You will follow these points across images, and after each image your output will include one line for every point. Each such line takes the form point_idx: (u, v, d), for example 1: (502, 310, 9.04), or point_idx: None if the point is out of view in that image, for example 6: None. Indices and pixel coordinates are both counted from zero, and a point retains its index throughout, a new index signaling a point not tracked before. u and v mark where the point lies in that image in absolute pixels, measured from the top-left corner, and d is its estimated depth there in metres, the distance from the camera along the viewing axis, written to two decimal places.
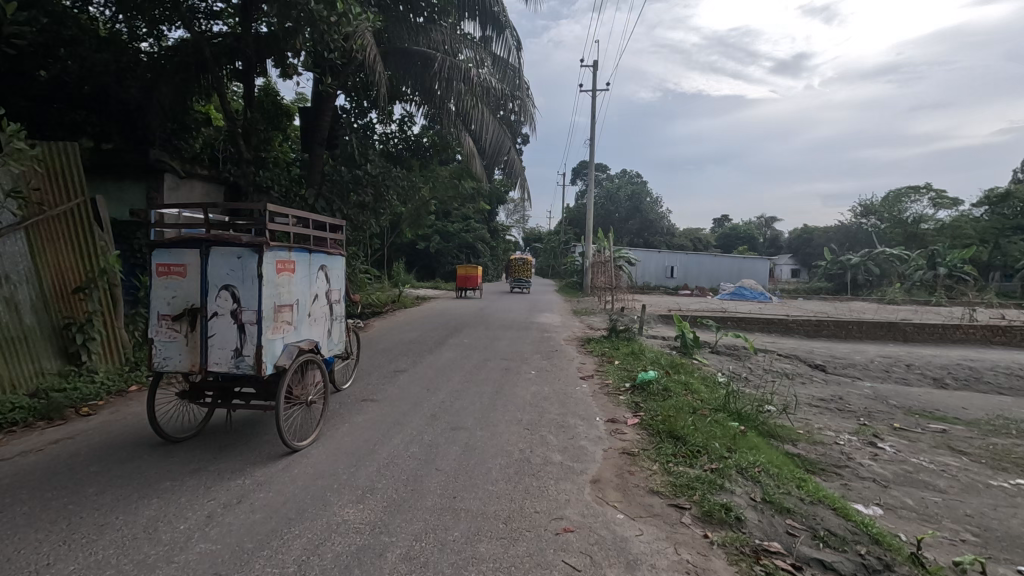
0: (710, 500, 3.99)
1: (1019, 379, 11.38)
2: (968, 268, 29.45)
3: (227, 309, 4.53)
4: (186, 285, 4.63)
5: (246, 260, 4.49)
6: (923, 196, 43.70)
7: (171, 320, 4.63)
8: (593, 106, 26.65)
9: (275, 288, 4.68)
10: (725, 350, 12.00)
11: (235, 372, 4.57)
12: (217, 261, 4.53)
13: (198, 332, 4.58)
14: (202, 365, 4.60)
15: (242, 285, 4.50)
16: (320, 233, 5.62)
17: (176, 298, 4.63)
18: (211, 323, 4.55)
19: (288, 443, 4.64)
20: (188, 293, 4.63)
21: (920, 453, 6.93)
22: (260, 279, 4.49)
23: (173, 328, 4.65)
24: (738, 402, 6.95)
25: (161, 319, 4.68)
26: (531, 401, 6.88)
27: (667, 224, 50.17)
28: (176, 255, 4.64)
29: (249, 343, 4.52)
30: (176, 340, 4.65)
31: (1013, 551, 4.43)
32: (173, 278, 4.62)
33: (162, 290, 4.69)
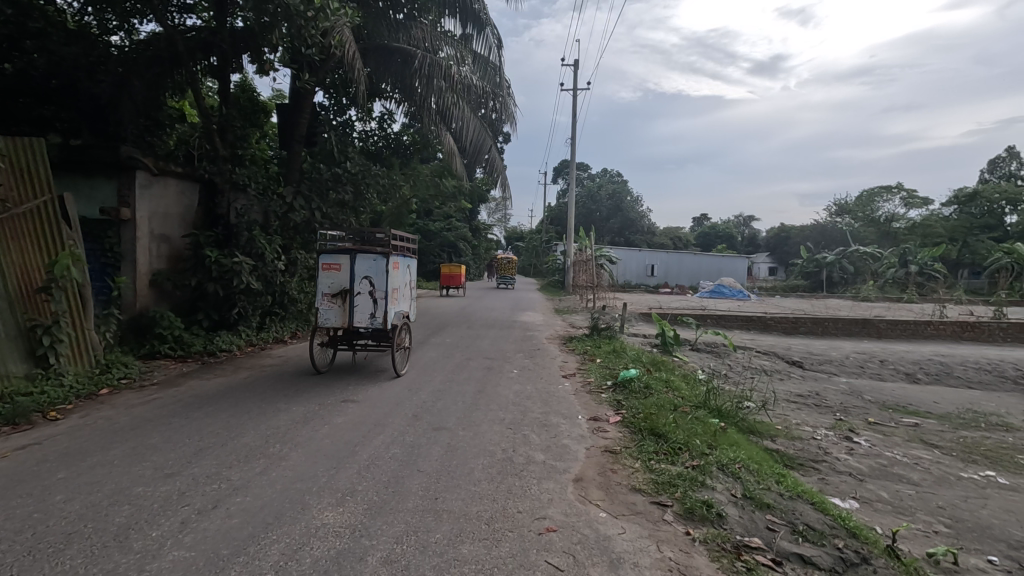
0: (692, 496, 4.01)
1: (988, 374, 11.70)
2: (938, 266, 30.22)
3: (367, 290, 7.43)
4: (340, 276, 7.44)
5: (380, 261, 7.42)
6: (895, 195, 44.75)
7: (330, 296, 7.43)
8: (574, 105, 26.72)
9: (393, 278, 7.63)
10: (706, 348, 12.11)
11: (370, 328, 7.49)
12: (362, 262, 7.42)
13: (348, 303, 7.41)
14: (349, 324, 7.45)
15: (377, 276, 7.41)
16: (406, 243, 8.49)
17: (332, 282, 7.43)
18: (357, 299, 7.43)
19: (397, 369, 7.70)
20: (340, 280, 7.42)
21: (894, 446, 7.07)
22: (389, 273, 7.42)
23: (331, 301, 7.45)
24: (719, 399, 7.02)
25: (322, 296, 7.46)
26: (514, 400, 6.85)
27: (648, 223, 50.59)
28: (333, 257, 7.47)
29: (380, 310, 7.47)
30: (331, 309, 7.45)
31: (983, 542, 4.54)
32: (332, 271, 7.43)
33: (323, 279, 7.48)
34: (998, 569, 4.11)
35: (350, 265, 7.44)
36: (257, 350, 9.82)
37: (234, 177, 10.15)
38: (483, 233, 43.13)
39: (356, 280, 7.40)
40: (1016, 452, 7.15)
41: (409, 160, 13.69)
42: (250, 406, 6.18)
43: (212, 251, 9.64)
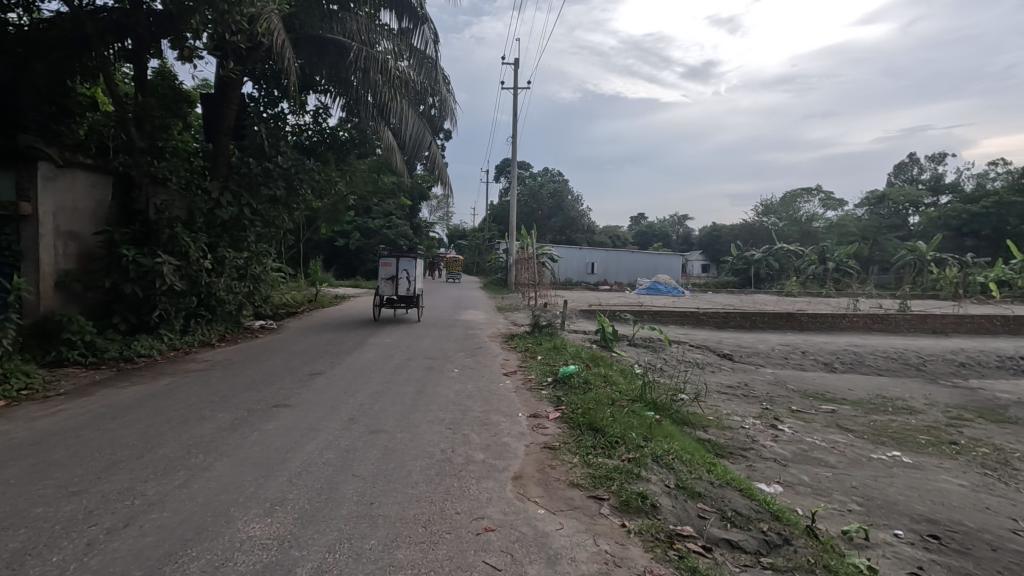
0: (628, 489, 4.10)
1: (895, 362, 12.68)
2: (852, 263, 32.49)
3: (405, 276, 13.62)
4: (391, 268, 13.60)
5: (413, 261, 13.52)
6: (814, 197, 47.83)
7: (385, 279, 13.62)
8: (515, 104, 26.88)
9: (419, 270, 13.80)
10: (643, 343, 12.46)
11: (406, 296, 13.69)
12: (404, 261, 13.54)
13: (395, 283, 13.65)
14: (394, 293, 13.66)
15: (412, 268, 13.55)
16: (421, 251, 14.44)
17: (386, 272, 13.62)
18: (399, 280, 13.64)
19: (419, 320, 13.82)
20: (391, 271, 13.64)
21: (814, 432, 7.53)
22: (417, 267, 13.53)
23: (386, 281, 13.69)
24: (654, 392, 7.25)
25: (382, 279, 13.67)
26: (454, 399, 6.80)
27: (588, 222, 51.57)
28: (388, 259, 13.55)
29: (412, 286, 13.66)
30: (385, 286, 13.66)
31: (890, 517, 4.91)
32: (387, 266, 13.58)
33: (382, 269, 13.64)
34: (904, 542, 4.45)
35: (396, 263, 13.62)
36: (181, 354, 9.22)
37: (153, 171, 9.43)
38: (425, 231, 42.60)
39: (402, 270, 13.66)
40: (918, 433, 7.79)
41: (346, 156, 13.19)
42: (171, 414, 5.79)
43: (129, 249, 8.92)
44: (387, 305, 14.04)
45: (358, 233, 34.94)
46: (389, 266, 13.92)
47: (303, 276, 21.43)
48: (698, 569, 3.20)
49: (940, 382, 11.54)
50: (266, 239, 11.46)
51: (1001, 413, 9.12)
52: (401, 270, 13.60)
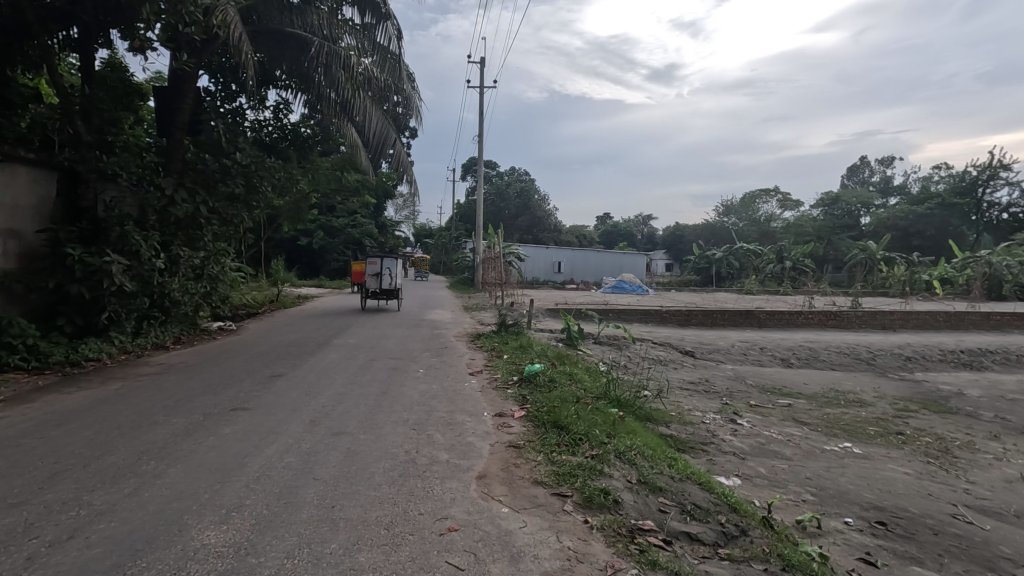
0: (591, 485, 4.15)
1: (847, 357, 13.21)
2: (807, 262, 33.67)
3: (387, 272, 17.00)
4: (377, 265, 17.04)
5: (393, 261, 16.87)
6: (772, 197, 49.38)
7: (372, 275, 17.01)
8: (481, 103, 26.83)
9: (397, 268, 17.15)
10: (608, 341, 12.63)
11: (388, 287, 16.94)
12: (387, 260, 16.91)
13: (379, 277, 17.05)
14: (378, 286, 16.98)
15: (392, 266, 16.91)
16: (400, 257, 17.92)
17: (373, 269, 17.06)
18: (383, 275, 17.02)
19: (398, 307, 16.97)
20: (376, 268, 17.10)
21: (771, 425, 7.77)
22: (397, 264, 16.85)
23: (373, 276, 17.14)
24: (618, 389, 7.36)
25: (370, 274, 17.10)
26: (419, 399, 6.74)
27: (555, 221, 51.89)
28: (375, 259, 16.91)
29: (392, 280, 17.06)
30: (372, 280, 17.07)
31: (841, 506, 5.11)
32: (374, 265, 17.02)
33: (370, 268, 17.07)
34: (853, 529, 4.65)
35: (381, 263, 17.05)
36: (133, 358, 8.86)
37: (103, 166, 9.09)
38: (390, 230, 42.06)
39: (384, 269, 17.03)
40: (867, 424, 8.14)
41: (307, 152, 12.87)
42: (121, 420, 5.56)
43: (75, 248, 8.51)
44: (371, 297, 17.35)
45: (322, 231, 34.28)
46: (374, 265, 17.25)
47: (263, 276, 20.88)
48: (658, 562, 3.26)
49: (888, 375, 12.09)
50: (224, 237, 11.13)
51: (943, 404, 9.60)
52: (384, 268, 17.05)
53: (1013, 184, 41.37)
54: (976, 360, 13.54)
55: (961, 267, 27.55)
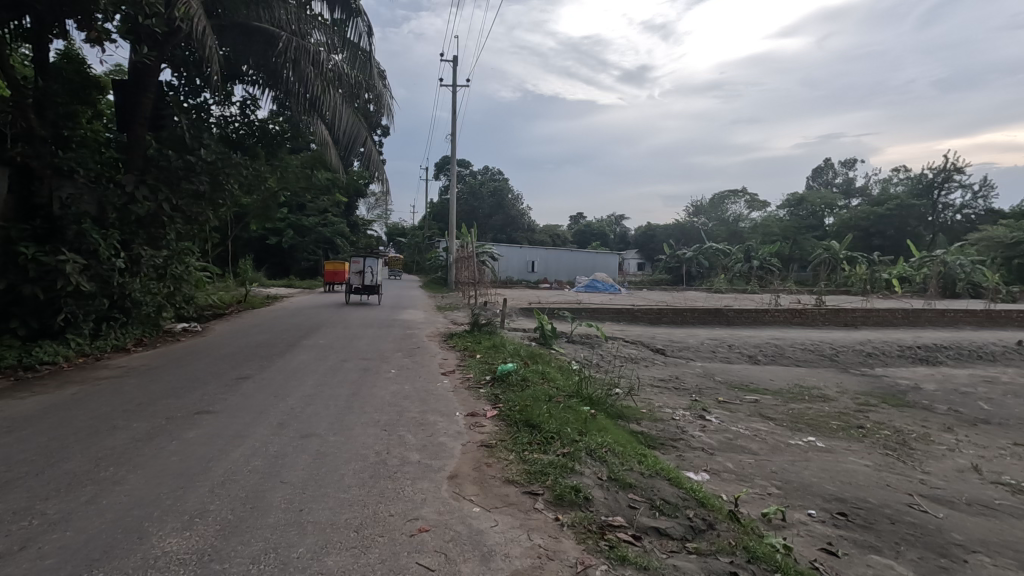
0: (562, 483, 4.18)
1: (811, 353, 13.59)
2: (774, 261, 34.49)
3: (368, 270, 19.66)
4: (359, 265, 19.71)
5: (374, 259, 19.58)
6: (740, 198, 50.49)
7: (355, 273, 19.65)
8: (454, 102, 26.71)
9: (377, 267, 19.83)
10: (581, 339, 12.74)
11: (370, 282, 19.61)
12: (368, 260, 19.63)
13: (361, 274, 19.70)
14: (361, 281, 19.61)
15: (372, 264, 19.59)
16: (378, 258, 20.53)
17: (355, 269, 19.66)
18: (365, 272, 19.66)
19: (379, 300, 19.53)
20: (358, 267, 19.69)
21: (739, 421, 7.95)
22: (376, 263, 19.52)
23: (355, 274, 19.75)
24: (590, 388, 7.43)
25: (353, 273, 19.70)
26: (391, 400, 6.68)
27: (528, 221, 52.01)
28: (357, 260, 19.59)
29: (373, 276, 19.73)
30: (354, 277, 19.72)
31: (805, 498, 5.26)
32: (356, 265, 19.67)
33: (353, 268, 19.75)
34: (816, 520, 4.79)
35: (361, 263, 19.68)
36: (91, 360, 8.55)
37: (58, 162, 8.78)
38: (362, 229, 41.55)
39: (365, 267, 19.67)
40: (830, 419, 8.39)
41: (276, 149, 12.60)
42: (79, 426, 5.36)
43: (29, 247, 8.17)
44: (355, 293, 19.87)
45: (291, 230, 33.63)
46: (356, 264, 19.85)
47: (231, 276, 20.41)
48: (627, 558, 3.30)
49: (850, 371, 12.49)
50: (188, 236, 10.83)
51: (901, 398, 9.96)
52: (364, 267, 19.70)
53: (966, 187, 43.18)
54: (932, 355, 14.09)
55: (918, 266, 28.65)
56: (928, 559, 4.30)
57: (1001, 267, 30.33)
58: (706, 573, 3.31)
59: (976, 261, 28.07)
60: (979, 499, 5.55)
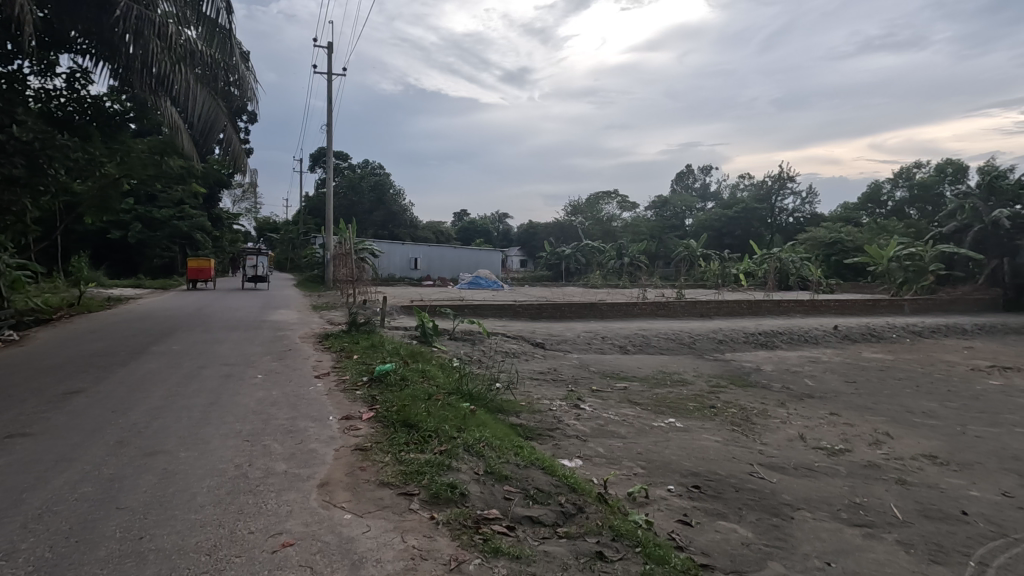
0: (438, 480, 4.15)
1: (673, 342, 14.85)
2: (642, 258, 37.22)
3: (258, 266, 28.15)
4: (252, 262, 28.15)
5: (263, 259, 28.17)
6: (613, 199, 53.87)
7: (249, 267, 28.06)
8: (330, 90, 25.36)
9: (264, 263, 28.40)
10: (462, 336, 12.77)
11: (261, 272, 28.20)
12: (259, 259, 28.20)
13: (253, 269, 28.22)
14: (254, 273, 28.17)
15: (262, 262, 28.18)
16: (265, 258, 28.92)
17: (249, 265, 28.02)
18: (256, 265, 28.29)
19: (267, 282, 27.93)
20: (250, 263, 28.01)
21: (610, 408, 8.46)
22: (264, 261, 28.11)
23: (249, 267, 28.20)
24: (470, 384, 7.51)
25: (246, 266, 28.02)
26: (255, 408, 6.17)
27: (411, 217, 51.12)
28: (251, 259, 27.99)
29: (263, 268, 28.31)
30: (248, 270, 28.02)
31: (665, 475, 5.72)
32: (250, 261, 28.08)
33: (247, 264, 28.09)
34: (675, 494, 5.23)
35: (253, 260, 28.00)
36: None
37: None
38: (226, 223, 38.07)
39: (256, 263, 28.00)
40: (688, 401, 9.23)
41: (114, 132, 11.08)
42: None
43: None
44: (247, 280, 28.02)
45: (139, 223, 29.76)
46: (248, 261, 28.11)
47: (60, 276, 17.61)
48: (500, 549, 3.36)
49: (705, 357, 13.85)
50: None
51: (745, 379, 11.24)
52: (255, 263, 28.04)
53: (796, 193, 49.85)
54: (770, 340, 16.09)
55: (759, 262, 32.53)
56: (764, 519, 4.88)
57: (822, 262, 35.46)
58: (575, 554, 3.46)
59: (804, 258, 32.54)
60: (803, 463, 6.42)
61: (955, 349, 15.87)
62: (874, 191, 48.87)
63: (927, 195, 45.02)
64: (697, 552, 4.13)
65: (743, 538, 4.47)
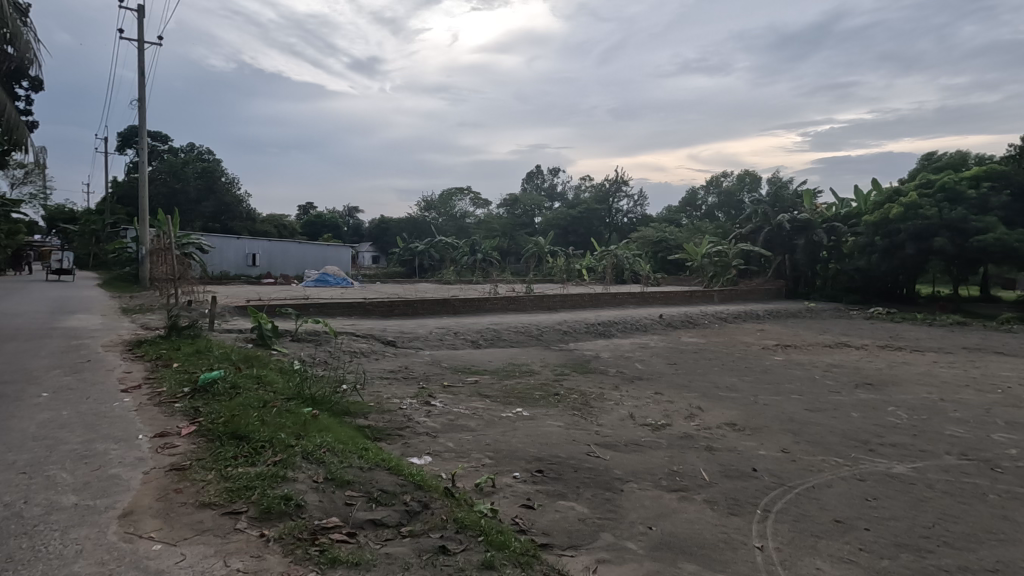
0: (270, 494, 3.83)
1: (522, 335, 15.47)
2: (494, 254, 38.25)
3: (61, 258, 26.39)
4: None
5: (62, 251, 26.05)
6: (466, 196, 54.61)
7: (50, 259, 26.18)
8: (142, 61, 22.03)
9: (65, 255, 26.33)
10: (306, 336, 11.99)
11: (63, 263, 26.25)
12: None
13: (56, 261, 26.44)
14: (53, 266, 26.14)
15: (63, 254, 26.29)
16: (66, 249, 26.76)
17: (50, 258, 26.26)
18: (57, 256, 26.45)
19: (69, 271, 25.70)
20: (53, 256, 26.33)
21: (461, 402, 8.56)
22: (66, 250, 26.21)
23: None
24: (313, 388, 7.06)
25: None
26: (37, 433, 5.14)
27: (247, 208, 46.62)
28: None
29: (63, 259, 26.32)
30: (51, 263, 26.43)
31: (512, 463, 5.93)
32: None
33: None
34: (520, 481, 5.46)
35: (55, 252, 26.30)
36: None
37: None
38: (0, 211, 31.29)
39: (60, 256, 26.30)
40: (535, 390, 9.67)
41: None
42: None
43: None
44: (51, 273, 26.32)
45: None
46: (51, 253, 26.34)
47: None
48: (338, 558, 3.21)
49: (551, 348, 14.67)
50: None
51: (586, 367, 12.11)
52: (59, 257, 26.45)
53: (629, 196, 55.00)
54: (607, 329, 17.53)
55: (599, 258, 35.28)
56: (598, 494, 5.30)
57: (651, 259, 39.56)
58: (417, 552, 3.44)
59: (635, 254, 36.03)
60: (632, 439, 7.11)
61: (751, 332, 18.77)
62: (692, 196, 55.99)
63: (731, 200, 52.59)
64: (538, 533, 4.35)
65: (579, 515, 4.81)
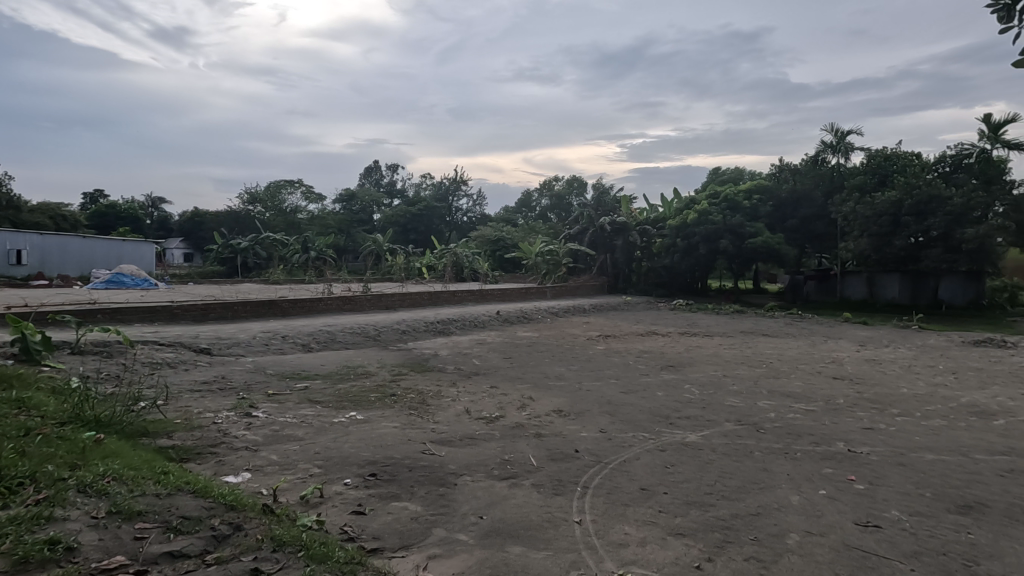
0: (28, 540, 3.16)
1: (358, 336, 14.87)
2: (328, 252, 36.19)
3: None
4: None
5: None
6: (297, 189, 51.02)
7: None
8: None
9: None
10: (92, 347, 10.14)
11: None
12: None
13: None
14: None
15: None
16: None
17: None
18: None
19: None
20: None
21: (287, 410, 7.95)
22: None
23: None
24: (98, 408, 5.99)
25: None
26: None
27: (8, 195, 37.84)
28: None
29: None
30: None
31: (342, 469, 5.68)
32: None
33: None
34: (351, 487, 5.24)
35: None
36: None
37: None
38: None
39: None
40: (369, 392, 9.37)
41: None
42: None
43: None
44: None
45: None
46: None
47: None
48: None
49: (388, 348, 14.35)
50: None
51: (424, 365, 12.07)
52: None
53: (468, 195, 56.15)
54: (445, 327, 17.65)
55: (438, 257, 35.33)
56: (432, 491, 5.32)
57: (490, 257, 40.75)
58: None
59: (474, 253, 36.78)
60: (467, 434, 7.26)
61: (578, 324, 20.38)
62: (527, 198, 59.08)
63: (560, 203, 56.40)
64: (369, 539, 4.23)
65: (411, 514, 4.77)
